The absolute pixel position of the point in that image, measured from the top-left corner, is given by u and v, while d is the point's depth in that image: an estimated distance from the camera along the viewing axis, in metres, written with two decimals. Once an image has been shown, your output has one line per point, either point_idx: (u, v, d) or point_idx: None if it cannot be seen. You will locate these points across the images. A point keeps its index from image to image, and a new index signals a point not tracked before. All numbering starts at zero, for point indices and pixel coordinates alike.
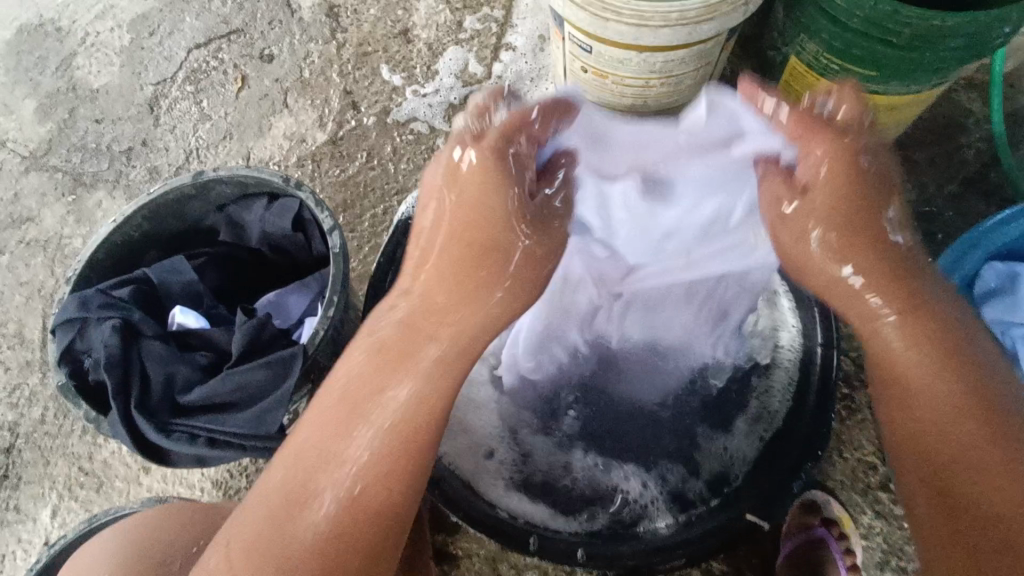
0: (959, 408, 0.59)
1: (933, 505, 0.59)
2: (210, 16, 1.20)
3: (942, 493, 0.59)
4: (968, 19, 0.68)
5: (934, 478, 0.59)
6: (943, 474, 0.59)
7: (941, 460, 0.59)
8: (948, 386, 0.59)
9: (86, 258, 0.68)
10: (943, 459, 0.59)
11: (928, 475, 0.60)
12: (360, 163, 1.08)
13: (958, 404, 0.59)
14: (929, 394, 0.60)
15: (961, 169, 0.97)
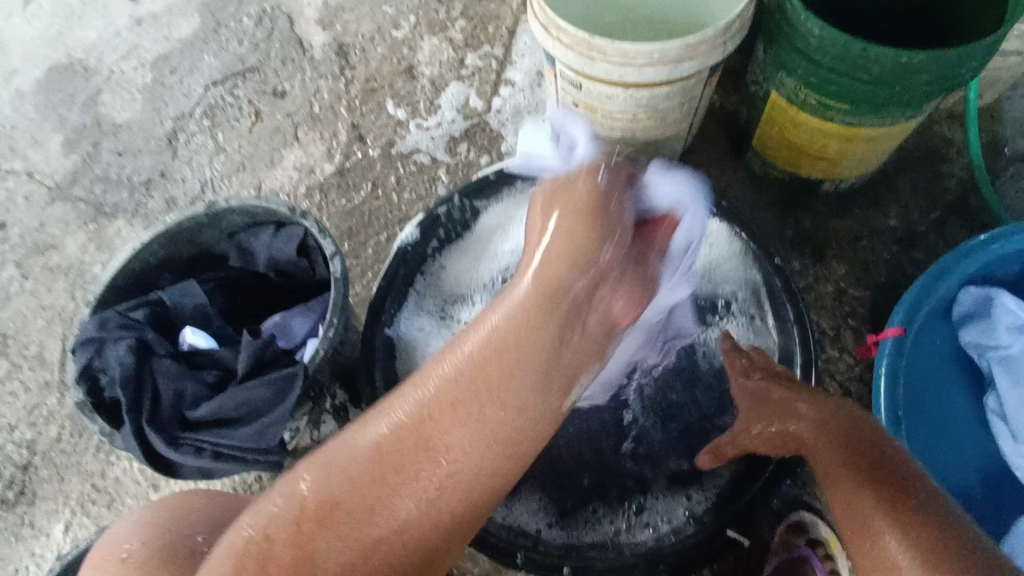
0: (881, 467, 0.58)
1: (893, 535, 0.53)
2: (228, 56, 1.27)
3: (903, 530, 0.53)
4: (932, 57, 0.72)
5: (867, 535, 0.55)
6: (888, 506, 0.55)
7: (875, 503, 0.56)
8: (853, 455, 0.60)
9: (105, 281, 0.72)
10: (863, 529, 0.55)
11: (868, 530, 0.55)
12: (366, 193, 1.14)
13: (883, 468, 0.58)
14: (853, 471, 0.59)
15: (943, 197, 1.01)
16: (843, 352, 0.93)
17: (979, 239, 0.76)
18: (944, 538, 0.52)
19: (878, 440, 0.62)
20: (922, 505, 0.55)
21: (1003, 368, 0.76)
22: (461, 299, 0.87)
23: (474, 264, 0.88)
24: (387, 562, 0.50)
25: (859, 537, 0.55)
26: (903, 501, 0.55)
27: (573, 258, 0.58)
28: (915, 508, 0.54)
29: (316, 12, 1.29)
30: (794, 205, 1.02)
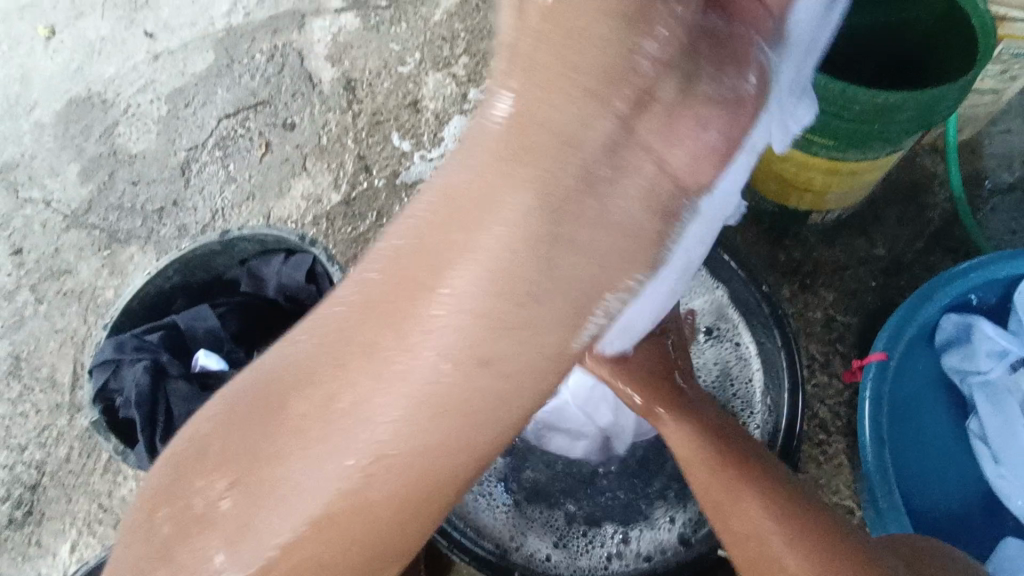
0: (742, 456, 0.64)
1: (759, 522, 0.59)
2: (240, 90, 1.33)
3: (769, 518, 0.59)
4: (908, 97, 0.77)
5: (735, 520, 0.61)
6: (755, 493, 0.61)
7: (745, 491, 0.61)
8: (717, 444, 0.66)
9: (122, 306, 0.76)
10: (728, 516, 0.62)
11: (734, 515, 0.61)
12: (371, 222, 1.18)
13: (743, 455, 0.64)
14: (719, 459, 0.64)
15: (927, 227, 1.05)
16: (833, 377, 0.96)
17: (958, 268, 0.80)
18: (808, 523, 0.58)
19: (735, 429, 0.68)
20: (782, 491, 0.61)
21: (984, 392, 0.79)
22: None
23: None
24: (308, 563, 0.38)
25: (723, 520, 0.62)
26: (768, 488, 0.61)
27: (578, 102, 0.36)
28: (778, 494, 0.61)
29: (326, 48, 1.35)
30: (783, 235, 1.06)
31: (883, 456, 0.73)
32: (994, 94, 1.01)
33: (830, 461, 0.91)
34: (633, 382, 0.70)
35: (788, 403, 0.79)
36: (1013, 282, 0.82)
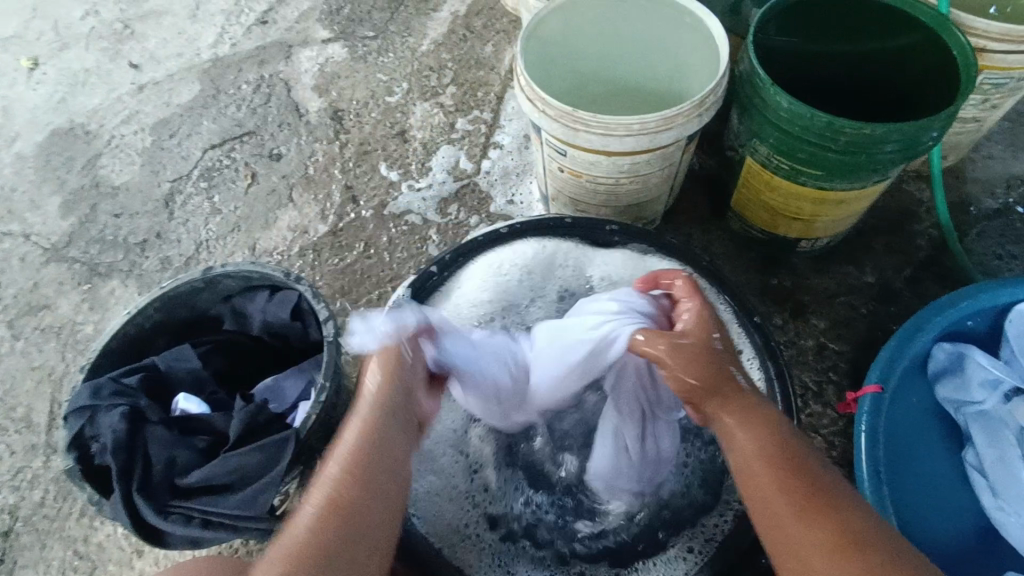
0: (789, 461, 0.58)
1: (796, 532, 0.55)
2: (226, 121, 1.32)
3: (806, 525, 0.55)
4: (894, 128, 0.77)
5: (769, 520, 0.57)
6: (796, 500, 0.56)
7: (779, 497, 0.56)
8: (762, 443, 0.60)
9: (101, 347, 0.73)
10: (771, 520, 0.57)
11: (766, 514, 0.57)
12: (358, 253, 1.16)
13: (793, 461, 0.58)
14: (765, 463, 0.59)
15: (915, 254, 1.05)
16: (827, 407, 0.95)
17: (948, 298, 0.80)
18: (851, 539, 0.53)
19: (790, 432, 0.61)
20: (831, 504, 0.55)
21: (978, 423, 0.79)
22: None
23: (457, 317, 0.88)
24: None
25: (762, 516, 0.58)
26: (813, 497, 0.56)
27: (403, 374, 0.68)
28: (823, 505, 0.55)
29: (313, 79, 1.36)
30: (771, 263, 1.06)
31: (880, 491, 0.72)
32: (976, 123, 1.02)
33: None
34: (682, 372, 0.65)
35: None
36: (1002, 312, 0.83)
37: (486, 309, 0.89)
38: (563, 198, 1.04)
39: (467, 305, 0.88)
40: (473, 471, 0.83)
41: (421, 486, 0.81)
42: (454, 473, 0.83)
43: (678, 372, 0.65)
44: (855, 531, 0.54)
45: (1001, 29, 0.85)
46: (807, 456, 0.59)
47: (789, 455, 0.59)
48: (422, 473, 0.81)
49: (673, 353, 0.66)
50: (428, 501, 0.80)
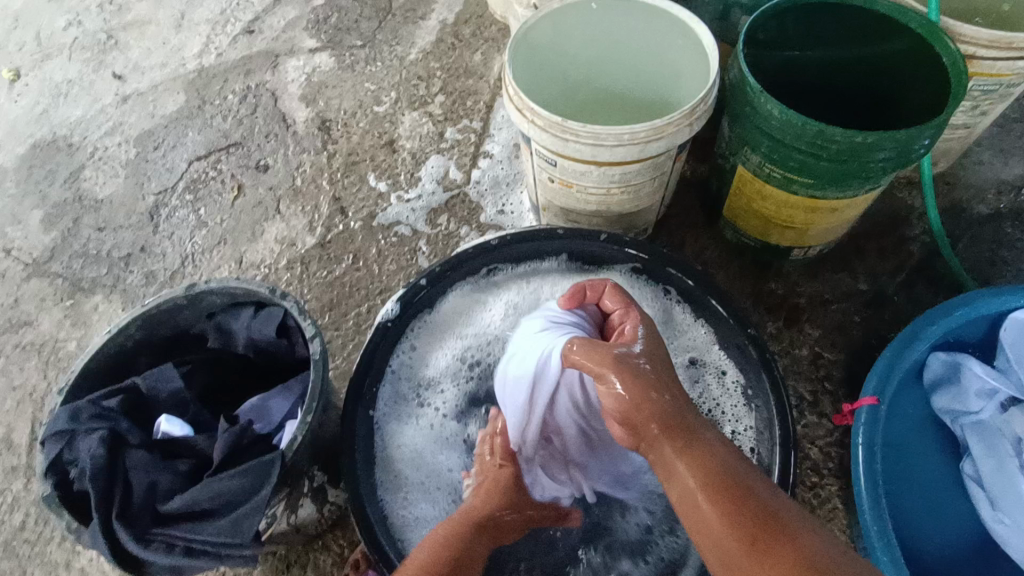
0: (726, 478, 0.57)
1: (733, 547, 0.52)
2: (212, 132, 1.31)
3: (742, 540, 0.52)
4: (885, 136, 0.77)
5: (710, 536, 0.55)
6: (728, 513, 0.54)
7: (715, 515, 0.55)
8: (698, 462, 0.59)
9: (79, 368, 0.71)
10: (715, 545, 0.54)
11: (708, 539, 0.55)
12: (347, 265, 1.14)
13: (728, 478, 0.57)
14: (700, 481, 0.57)
15: (908, 261, 1.05)
16: (822, 416, 0.94)
17: (943, 306, 0.79)
18: (789, 542, 0.50)
19: (727, 452, 0.60)
20: (768, 514, 0.53)
21: (975, 433, 0.78)
22: (433, 384, 0.88)
23: (445, 348, 0.90)
24: None
25: (703, 540, 0.55)
26: (749, 509, 0.54)
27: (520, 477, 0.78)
28: (757, 516, 0.53)
29: (300, 88, 1.34)
30: (764, 272, 1.06)
31: (879, 505, 0.71)
32: (967, 129, 1.02)
33: (825, 506, 0.88)
34: (620, 383, 0.63)
35: (779, 451, 0.76)
36: (997, 319, 0.82)
37: (473, 340, 0.91)
38: (554, 208, 1.02)
39: (454, 335, 0.90)
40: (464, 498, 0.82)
41: (411, 516, 0.79)
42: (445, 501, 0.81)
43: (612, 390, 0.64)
44: (791, 537, 0.51)
45: (990, 35, 0.85)
46: (745, 472, 0.58)
47: (724, 472, 0.57)
48: (412, 502, 0.80)
49: (614, 361, 0.65)
50: (420, 531, 0.78)
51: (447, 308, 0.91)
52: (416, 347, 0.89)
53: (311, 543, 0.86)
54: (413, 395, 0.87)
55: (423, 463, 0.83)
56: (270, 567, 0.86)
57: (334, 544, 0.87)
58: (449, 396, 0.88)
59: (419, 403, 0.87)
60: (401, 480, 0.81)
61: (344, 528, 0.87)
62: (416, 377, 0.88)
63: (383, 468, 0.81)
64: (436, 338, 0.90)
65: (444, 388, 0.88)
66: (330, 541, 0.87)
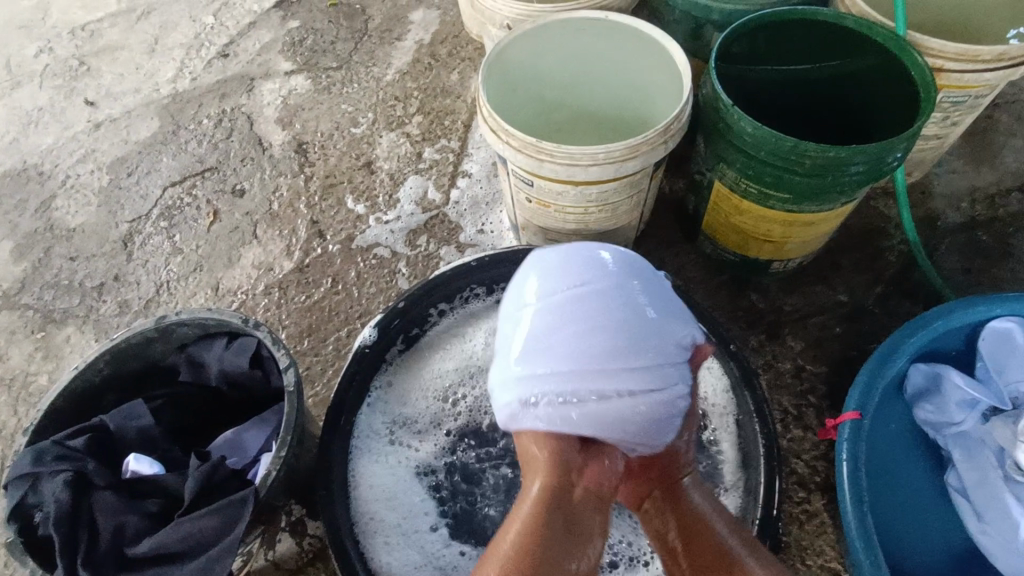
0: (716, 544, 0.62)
1: None
2: (186, 157, 1.29)
3: None
4: (856, 151, 0.77)
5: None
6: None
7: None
8: (687, 524, 0.65)
9: (44, 407, 0.69)
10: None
11: None
12: (326, 289, 1.13)
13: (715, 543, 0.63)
14: (692, 546, 0.64)
15: (885, 271, 1.05)
16: (807, 430, 0.93)
17: (921, 318, 0.80)
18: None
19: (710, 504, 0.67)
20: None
21: (958, 444, 0.78)
22: (410, 420, 0.87)
23: (422, 384, 0.89)
24: None
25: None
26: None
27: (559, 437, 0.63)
28: None
29: (277, 111, 1.33)
30: (744, 286, 1.06)
31: (866, 523, 0.70)
32: (939, 139, 1.04)
33: (813, 521, 0.87)
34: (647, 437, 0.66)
35: (764, 474, 0.76)
36: (975, 330, 0.83)
37: (451, 376, 0.90)
38: (533, 227, 1.02)
39: (430, 370, 0.90)
40: (450, 541, 0.80)
41: (395, 564, 0.76)
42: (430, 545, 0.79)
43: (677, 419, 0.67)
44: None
45: (957, 48, 0.86)
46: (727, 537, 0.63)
47: (710, 537, 0.63)
48: (397, 546, 0.78)
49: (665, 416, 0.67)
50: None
51: (417, 348, 0.91)
52: (389, 387, 0.88)
53: None
54: (388, 433, 0.86)
55: (404, 501, 0.81)
56: None
57: None
58: (425, 430, 0.86)
59: (393, 441, 0.85)
60: (379, 525, 0.78)
61: None
62: (392, 415, 0.86)
63: (359, 512, 0.79)
64: (409, 376, 0.89)
65: (420, 423, 0.87)
66: None
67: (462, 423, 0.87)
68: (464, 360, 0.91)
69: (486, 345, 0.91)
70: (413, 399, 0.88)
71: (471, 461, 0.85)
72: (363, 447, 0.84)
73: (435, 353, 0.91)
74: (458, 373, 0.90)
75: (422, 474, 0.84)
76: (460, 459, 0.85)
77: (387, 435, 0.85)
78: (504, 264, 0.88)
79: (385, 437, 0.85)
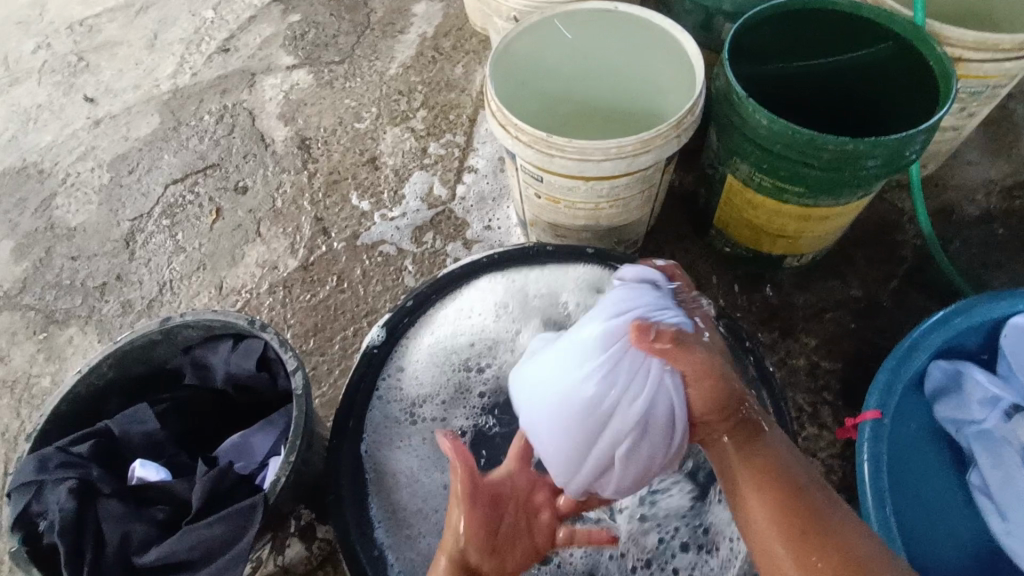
0: (798, 500, 0.55)
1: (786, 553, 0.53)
2: (188, 154, 1.27)
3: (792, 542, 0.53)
4: (876, 143, 0.75)
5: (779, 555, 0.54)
6: (806, 542, 0.53)
7: (782, 544, 0.54)
8: (767, 477, 0.58)
9: (47, 412, 0.68)
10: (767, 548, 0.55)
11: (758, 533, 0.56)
12: (331, 287, 1.11)
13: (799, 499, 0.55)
14: (764, 493, 0.57)
15: (901, 265, 1.03)
16: (823, 428, 0.92)
17: (942, 315, 0.78)
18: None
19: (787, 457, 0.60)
20: (842, 544, 0.52)
21: (980, 443, 0.77)
22: (429, 399, 0.83)
23: (435, 362, 0.85)
24: None
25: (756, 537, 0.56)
26: (809, 530, 0.53)
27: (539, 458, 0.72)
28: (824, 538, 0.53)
29: (279, 107, 1.31)
30: (757, 282, 1.04)
31: (890, 525, 0.68)
32: (955, 130, 1.01)
33: None
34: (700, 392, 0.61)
35: None
36: (996, 326, 0.81)
37: (465, 351, 0.86)
38: (542, 223, 1.00)
39: (442, 347, 0.85)
40: None
41: (421, 556, 0.73)
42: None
43: (699, 389, 0.60)
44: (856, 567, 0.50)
45: (976, 37, 0.84)
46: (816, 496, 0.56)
47: (795, 491, 0.56)
48: (421, 538, 0.75)
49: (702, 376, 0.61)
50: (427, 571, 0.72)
51: (430, 325, 0.85)
52: (402, 367, 0.83)
53: None
54: (405, 415, 0.82)
55: (430, 483, 0.79)
56: None
57: None
58: (447, 406, 0.84)
59: (414, 421, 0.82)
60: (402, 515, 0.75)
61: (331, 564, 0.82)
62: (407, 398, 0.82)
63: (382, 503, 0.75)
64: (423, 356, 0.84)
65: (440, 400, 0.84)
66: None
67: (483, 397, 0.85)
68: (479, 339, 0.87)
69: (501, 317, 0.87)
70: (425, 380, 0.84)
71: (496, 437, 0.82)
72: (377, 433, 0.79)
73: (449, 330, 0.85)
74: (473, 354, 0.86)
75: (447, 451, 0.81)
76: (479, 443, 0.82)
77: (402, 420, 0.81)
78: (515, 260, 0.87)
79: (399, 422, 0.81)
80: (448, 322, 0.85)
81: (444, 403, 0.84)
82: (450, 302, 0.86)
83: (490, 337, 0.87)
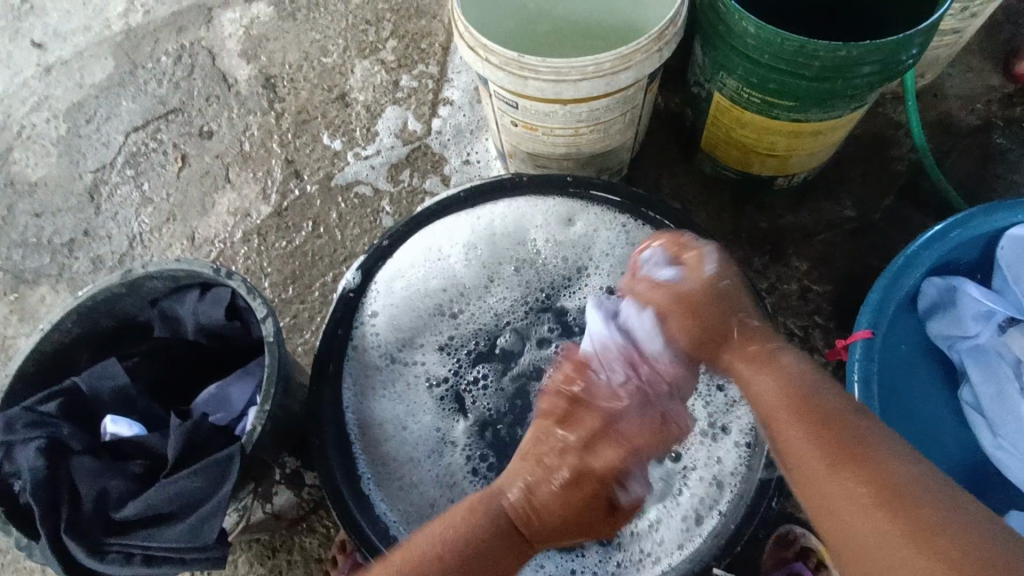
0: (849, 443, 0.51)
1: (821, 471, 0.51)
2: (147, 99, 1.20)
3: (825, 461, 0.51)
4: (871, 47, 0.70)
5: (855, 536, 0.47)
6: (876, 496, 0.47)
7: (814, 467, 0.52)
8: (812, 429, 0.54)
9: (12, 371, 0.66)
10: (806, 475, 0.52)
11: (798, 465, 0.53)
12: (307, 233, 1.07)
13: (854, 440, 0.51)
14: (791, 419, 0.55)
15: (896, 181, 1.00)
16: (815, 352, 0.91)
17: (939, 229, 0.74)
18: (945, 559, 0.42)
19: (816, 387, 0.57)
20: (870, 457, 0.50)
21: (974, 360, 0.76)
22: (406, 344, 0.83)
23: (410, 309, 0.84)
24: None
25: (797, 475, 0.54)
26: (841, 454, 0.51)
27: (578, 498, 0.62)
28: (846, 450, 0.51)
29: (239, 43, 1.23)
30: (746, 206, 1.00)
31: None
32: (955, 35, 0.95)
33: None
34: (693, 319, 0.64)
35: None
36: (994, 237, 0.78)
37: (433, 302, 0.85)
38: (521, 154, 0.95)
39: (416, 290, 0.84)
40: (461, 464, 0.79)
41: (412, 505, 0.74)
42: (455, 459, 0.79)
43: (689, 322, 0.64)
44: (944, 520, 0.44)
45: None
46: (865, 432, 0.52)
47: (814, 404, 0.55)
48: (410, 492, 0.75)
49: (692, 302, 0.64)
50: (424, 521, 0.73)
51: (407, 270, 0.82)
52: (379, 316, 0.81)
53: (295, 526, 0.85)
54: (383, 368, 0.81)
55: (414, 438, 0.79)
56: (256, 555, 0.85)
57: (319, 525, 0.86)
58: (424, 349, 0.84)
59: (392, 371, 0.82)
60: (391, 470, 0.76)
61: (326, 510, 0.85)
62: (385, 350, 0.81)
63: (373, 454, 0.75)
64: (399, 300, 0.83)
65: (418, 343, 0.84)
66: (315, 522, 0.86)
67: (463, 343, 0.85)
68: (450, 281, 0.86)
69: (471, 260, 0.86)
70: (398, 328, 0.82)
71: (475, 381, 0.84)
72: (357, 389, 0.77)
73: (418, 277, 0.84)
74: (445, 296, 0.86)
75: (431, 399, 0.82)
76: (460, 383, 0.83)
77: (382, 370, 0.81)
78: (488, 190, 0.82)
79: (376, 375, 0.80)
80: (418, 267, 0.83)
81: (423, 346, 0.84)
82: (422, 245, 0.82)
83: (460, 278, 0.86)
